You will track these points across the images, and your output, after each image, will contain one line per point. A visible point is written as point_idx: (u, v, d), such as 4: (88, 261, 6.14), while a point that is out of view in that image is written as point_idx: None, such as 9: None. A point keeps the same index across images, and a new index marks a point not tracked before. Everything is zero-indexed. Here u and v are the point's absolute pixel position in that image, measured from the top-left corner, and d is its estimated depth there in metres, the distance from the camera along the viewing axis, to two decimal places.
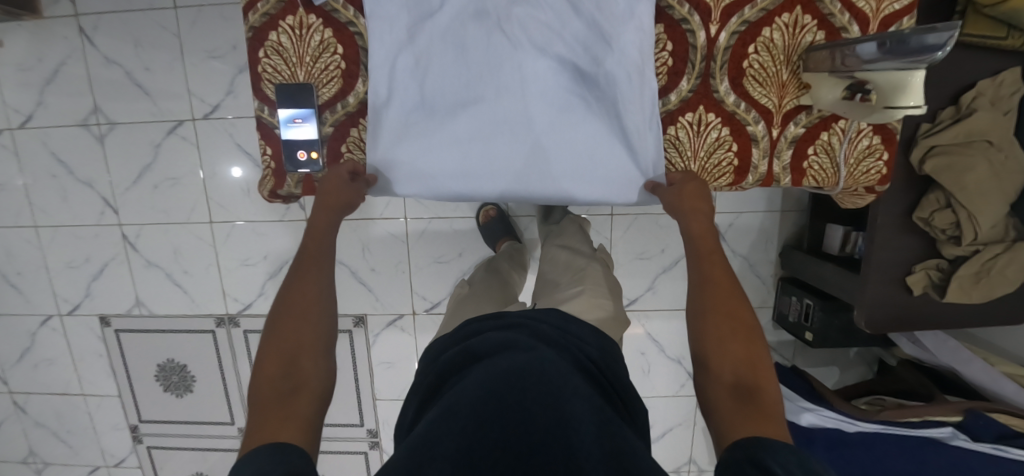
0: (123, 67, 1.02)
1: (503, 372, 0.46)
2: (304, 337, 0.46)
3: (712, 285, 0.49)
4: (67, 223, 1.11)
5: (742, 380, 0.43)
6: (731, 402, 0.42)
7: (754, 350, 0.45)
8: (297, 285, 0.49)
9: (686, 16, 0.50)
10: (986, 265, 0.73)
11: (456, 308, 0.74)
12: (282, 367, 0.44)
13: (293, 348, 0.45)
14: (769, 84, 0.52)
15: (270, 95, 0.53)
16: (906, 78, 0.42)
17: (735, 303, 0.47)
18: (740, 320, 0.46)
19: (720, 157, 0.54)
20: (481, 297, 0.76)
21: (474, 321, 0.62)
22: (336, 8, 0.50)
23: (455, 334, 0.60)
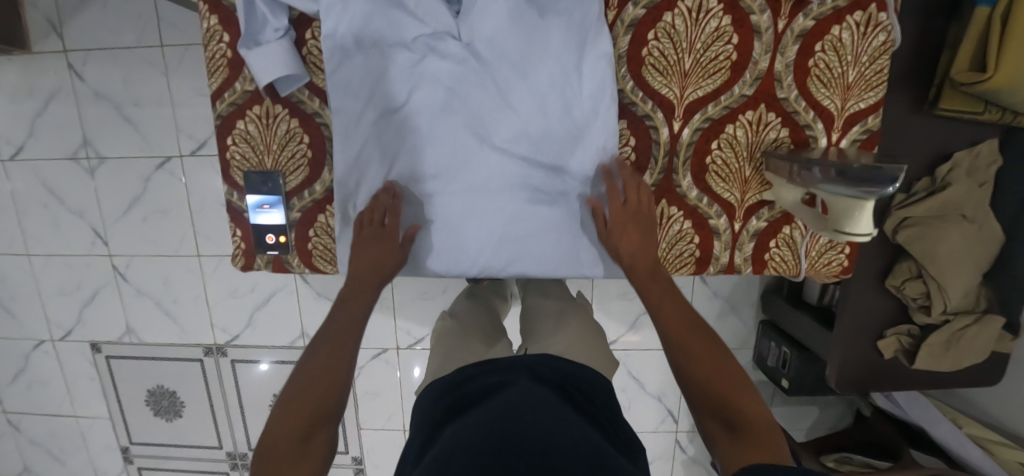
0: (112, 102, 1.03)
1: (499, 413, 0.43)
2: (323, 407, 0.45)
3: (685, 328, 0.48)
4: (58, 252, 1.12)
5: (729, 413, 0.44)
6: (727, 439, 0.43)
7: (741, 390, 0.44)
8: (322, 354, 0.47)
9: (649, 112, 0.51)
10: (955, 334, 0.74)
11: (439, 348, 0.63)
12: (294, 435, 0.43)
13: (312, 418, 0.44)
14: (731, 180, 0.52)
15: (238, 181, 0.54)
16: (858, 205, 0.43)
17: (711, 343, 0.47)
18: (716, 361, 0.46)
19: (682, 248, 0.55)
20: (464, 330, 0.66)
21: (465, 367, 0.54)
22: (303, 99, 0.52)
23: (443, 382, 0.53)
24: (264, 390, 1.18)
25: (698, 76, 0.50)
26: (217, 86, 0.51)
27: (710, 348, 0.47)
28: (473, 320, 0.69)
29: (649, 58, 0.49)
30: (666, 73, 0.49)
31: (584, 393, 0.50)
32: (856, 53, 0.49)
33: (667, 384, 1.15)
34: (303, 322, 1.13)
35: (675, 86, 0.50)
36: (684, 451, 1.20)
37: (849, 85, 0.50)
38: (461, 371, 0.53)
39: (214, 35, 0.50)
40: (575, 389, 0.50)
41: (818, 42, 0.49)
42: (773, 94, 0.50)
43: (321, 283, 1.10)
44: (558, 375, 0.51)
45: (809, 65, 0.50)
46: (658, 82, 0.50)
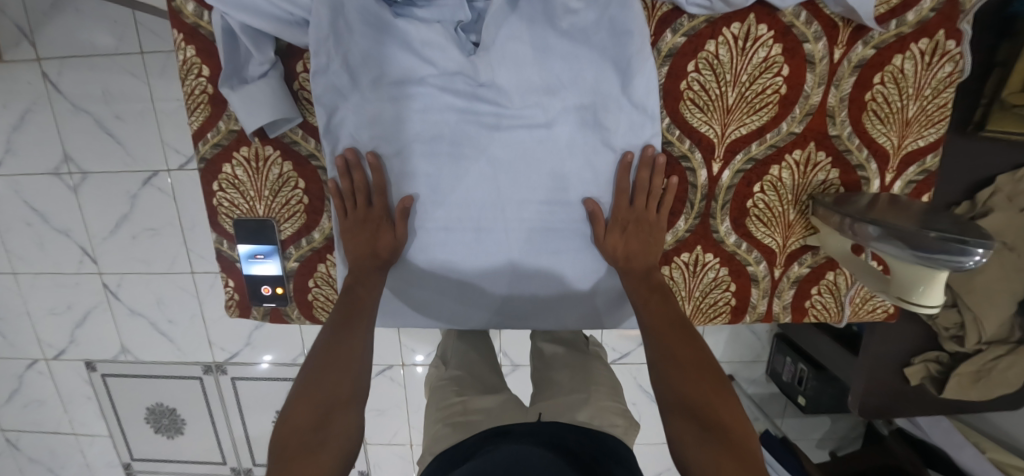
0: (92, 115, 0.97)
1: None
2: (337, 392, 0.40)
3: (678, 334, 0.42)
4: (45, 271, 1.08)
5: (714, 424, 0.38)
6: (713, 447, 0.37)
7: (723, 401, 0.39)
8: (340, 341, 0.43)
9: (686, 152, 0.45)
10: (987, 364, 0.71)
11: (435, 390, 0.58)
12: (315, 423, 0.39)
13: (326, 401, 0.40)
14: (773, 225, 0.48)
15: (228, 229, 0.49)
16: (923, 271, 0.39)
17: (691, 349, 0.41)
18: (691, 364, 0.41)
19: (716, 296, 0.50)
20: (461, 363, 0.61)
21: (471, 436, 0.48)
22: (296, 140, 0.46)
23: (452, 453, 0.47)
24: (267, 406, 1.16)
25: (741, 112, 0.44)
26: (199, 126, 0.46)
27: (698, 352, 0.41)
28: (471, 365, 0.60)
29: (687, 92, 0.43)
30: (707, 110, 0.44)
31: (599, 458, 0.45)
32: (919, 86, 0.44)
33: None
34: (304, 339, 1.09)
35: (716, 124, 0.44)
36: None
37: (908, 121, 0.45)
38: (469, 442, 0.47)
39: (192, 68, 0.44)
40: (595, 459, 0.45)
41: (878, 74, 0.44)
42: (824, 131, 0.45)
43: None
44: (584, 449, 0.46)
45: (866, 100, 0.44)
46: (697, 119, 0.44)
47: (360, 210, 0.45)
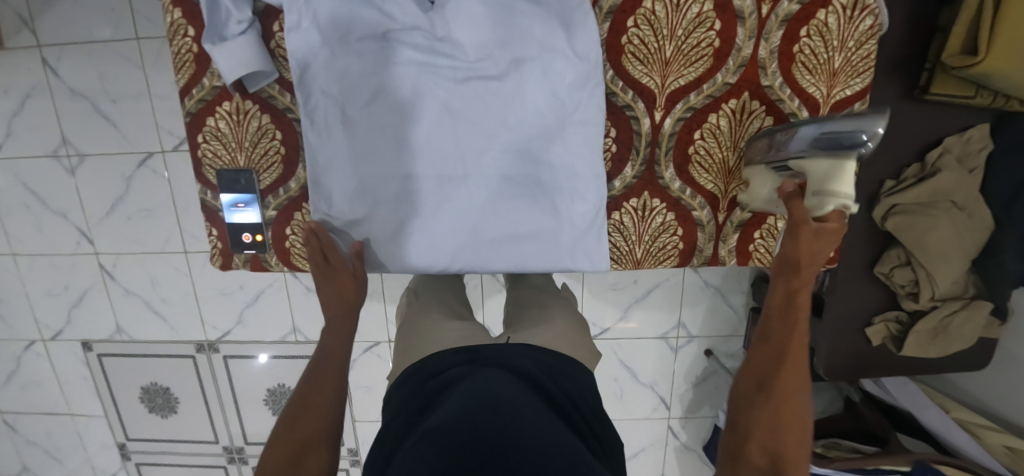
0: (89, 99, 1.01)
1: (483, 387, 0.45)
2: (313, 431, 0.46)
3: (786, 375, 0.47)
4: (43, 252, 1.11)
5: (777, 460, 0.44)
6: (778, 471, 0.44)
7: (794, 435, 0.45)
8: (318, 378, 0.49)
9: (631, 102, 0.49)
10: (944, 321, 0.73)
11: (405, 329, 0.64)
12: (290, 458, 0.44)
13: (304, 439, 0.45)
14: (714, 170, 0.51)
15: (212, 179, 0.53)
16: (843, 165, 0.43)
17: (794, 388, 0.47)
18: (787, 415, 0.46)
19: (665, 241, 0.54)
20: (431, 307, 0.67)
21: (446, 351, 0.56)
22: (273, 94, 0.50)
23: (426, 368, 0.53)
24: (259, 384, 1.19)
25: (679, 64, 0.48)
26: (185, 82, 0.50)
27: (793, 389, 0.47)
28: (439, 295, 0.70)
29: (629, 46, 0.47)
30: (647, 62, 0.48)
31: (551, 377, 0.51)
32: (843, 38, 0.48)
33: (659, 373, 1.15)
34: (294, 316, 1.13)
35: (656, 75, 0.48)
36: (677, 438, 1.20)
37: (834, 71, 0.49)
38: (442, 355, 0.55)
39: (179, 28, 0.48)
40: (547, 377, 0.50)
41: (804, 28, 0.47)
42: (757, 82, 0.49)
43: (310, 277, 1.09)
44: (538, 368, 0.51)
45: (794, 52, 0.48)
46: (639, 71, 0.48)
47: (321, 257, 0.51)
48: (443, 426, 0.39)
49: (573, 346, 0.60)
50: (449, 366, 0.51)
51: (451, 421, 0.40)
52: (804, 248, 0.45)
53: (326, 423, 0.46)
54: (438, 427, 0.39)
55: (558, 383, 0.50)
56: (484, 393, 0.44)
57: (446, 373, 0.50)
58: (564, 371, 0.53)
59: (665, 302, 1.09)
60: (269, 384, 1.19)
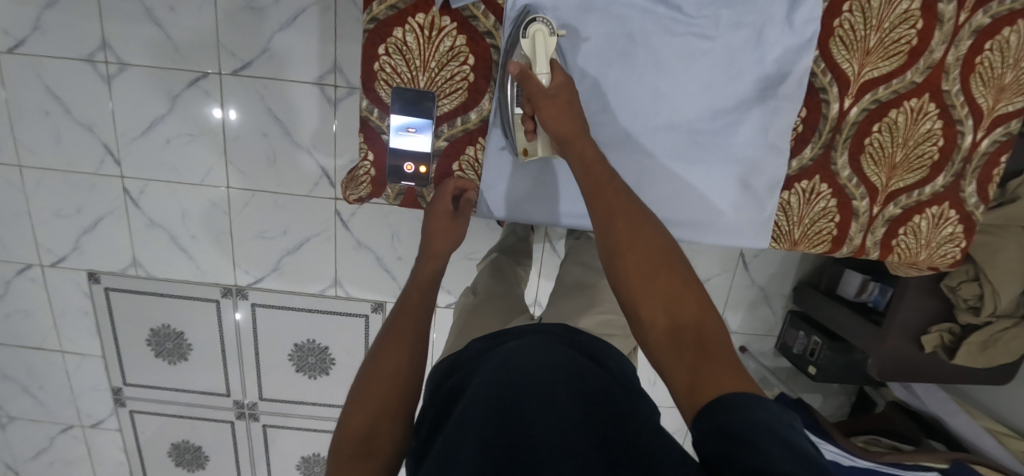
0: (143, 1, 0.91)
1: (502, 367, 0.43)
2: (384, 405, 0.41)
3: (623, 221, 0.39)
4: (57, 168, 0.99)
5: (679, 328, 0.35)
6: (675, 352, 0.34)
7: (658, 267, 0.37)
8: (383, 356, 0.44)
9: (826, 85, 0.50)
10: (994, 335, 0.79)
11: (462, 321, 0.74)
12: (363, 431, 0.39)
13: (373, 412, 0.40)
14: (881, 164, 0.54)
15: (384, 97, 0.49)
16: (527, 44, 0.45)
17: (631, 216, 0.39)
18: (650, 249, 0.38)
19: (822, 226, 0.55)
20: (484, 308, 0.76)
21: (477, 341, 0.55)
22: (477, 15, 0.47)
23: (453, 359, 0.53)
24: (287, 337, 1.12)
25: (879, 56, 0.50)
26: None
27: (632, 217, 0.39)
28: (495, 297, 0.78)
29: (839, 29, 0.49)
30: (851, 48, 0.49)
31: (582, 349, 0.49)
32: (1019, 57, 0.52)
33: None
34: (338, 269, 1.07)
35: (855, 63, 0.50)
36: None
37: (1004, 86, 0.52)
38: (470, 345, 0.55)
39: None
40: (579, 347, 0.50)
41: (988, 41, 0.51)
42: (939, 85, 0.52)
43: (363, 231, 1.04)
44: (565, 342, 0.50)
45: (975, 63, 0.52)
46: (842, 56, 0.49)
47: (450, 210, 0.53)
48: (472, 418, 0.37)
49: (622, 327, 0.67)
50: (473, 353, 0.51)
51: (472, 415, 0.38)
52: (556, 103, 0.44)
53: (398, 394, 0.42)
54: (468, 414, 0.38)
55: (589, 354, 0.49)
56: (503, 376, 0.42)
57: (486, 356, 0.48)
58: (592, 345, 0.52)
59: (711, 297, 1.11)
60: (297, 339, 1.12)
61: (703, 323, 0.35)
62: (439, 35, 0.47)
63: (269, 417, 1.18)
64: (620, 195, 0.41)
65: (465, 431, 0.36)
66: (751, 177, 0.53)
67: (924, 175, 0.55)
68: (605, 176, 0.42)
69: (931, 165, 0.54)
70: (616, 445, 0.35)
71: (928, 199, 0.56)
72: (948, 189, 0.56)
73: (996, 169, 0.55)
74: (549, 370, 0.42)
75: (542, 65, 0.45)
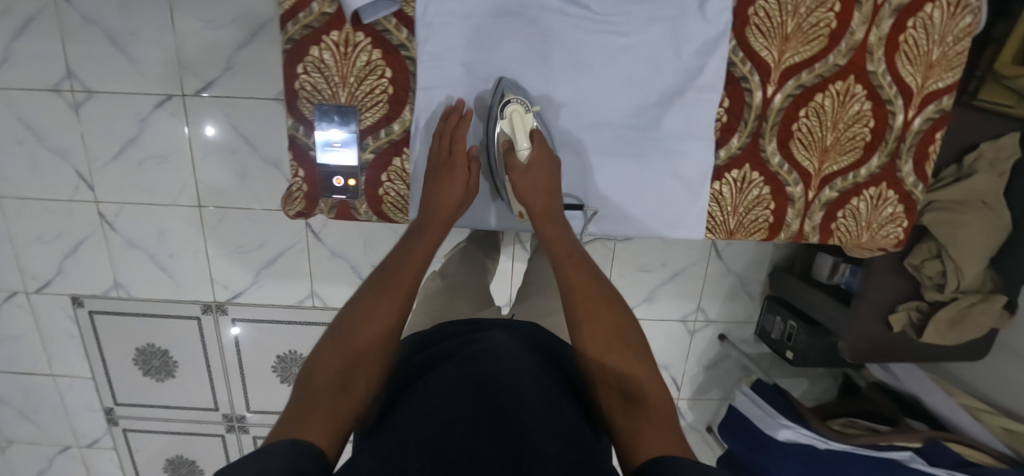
0: (103, 29, 0.92)
1: (475, 355, 0.44)
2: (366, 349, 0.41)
3: (587, 298, 0.45)
4: (34, 197, 1.01)
5: (627, 394, 0.40)
6: (622, 413, 0.40)
7: (613, 341, 0.42)
8: (366, 312, 0.43)
9: (747, 74, 0.50)
10: (963, 311, 0.78)
11: (427, 302, 0.74)
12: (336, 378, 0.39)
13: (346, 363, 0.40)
14: (812, 148, 0.53)
15: (307, 115, 0.50)
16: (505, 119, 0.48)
17: (592, 291, 0.45)
18: (606, 323, 0.43)
19: (757, 214, 0.55)
20: (451, 291, 0.76)
21: (450, 324, 0.56)
22: (389, 29, 0.47)
23: (425, 336, 0.54)
24: (269, 349, 1.14)
25: (797, 42, 0.50)
26: (292, 5, 0.46)
27: (594, 291, 0.45)
28: (464, 283, 0.79)
29: (755, 17, 0.48)
30: (768, 35, 0.49)
31: (550, 348, 0.50)
32: (943, 33, 0.51)
33: (673, 355, 1.17)
34: (314, 279, 1.08)
35: (774, 50, 0.50)
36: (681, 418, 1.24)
37: (931, 63, 0.52)
38: (444, 326, 0.56)
39: None
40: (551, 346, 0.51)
41: (911, 19, 0.51)
42: (864, 66, 0.51)
43: (336, 241, 1.05)
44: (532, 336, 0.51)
45: (899, 41, 0.51)
46: (760, 44, 0.49)
47: (444, 156, 0.49)
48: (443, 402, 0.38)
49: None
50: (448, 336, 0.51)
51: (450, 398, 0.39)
52: (533, 181, 0.49)
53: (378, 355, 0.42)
54: (432, 409, 0.38)
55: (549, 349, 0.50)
56: (480, 367, 0.42)
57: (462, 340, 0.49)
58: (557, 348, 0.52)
59: (687, 287, 1.10)
60: (279, 351, 1.14)
61: (650, 389, 0.40)
62: (354, 50, 0.48)
63: (259, 428, 1.20)
64: (578, 270, 0.46)
65: (428, 420, 0.37)
66: (684, 170, 0.52)
67: (858, 156, 0.54)
68: (569, 254, 0.48)
69: (864, 146, 0.54)
70: (590, 455, 0.37)
71: (864, 180, 0.55)
72: (884, 170, 0.55)
73: (931, 146, 0.55)
74: (530, 373, 0.42)
75: (522, 142, 0.48)
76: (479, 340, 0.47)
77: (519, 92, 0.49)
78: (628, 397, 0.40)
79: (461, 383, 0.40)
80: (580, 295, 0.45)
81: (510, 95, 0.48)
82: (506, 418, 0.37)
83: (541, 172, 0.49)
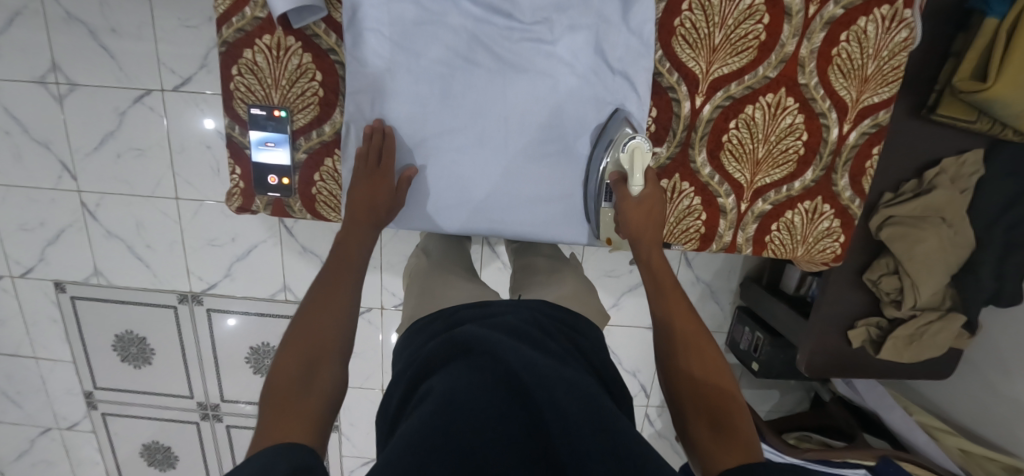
0: (86, 25, 0.95)
1: (485, 350, 0.41)
2: (329, 339, 0.41)
3: (682, 318, 0.44)
4: (19, 185, 1.05)
5: (711, 409, 0.38)
6: (704, 425, 0.37)
7: (709, 357, 0.41)
8: (317, 317, 0.42)
9: (674, 84, 0.51)
10: (921, 329, 0.77)
11: (416, 285, 0.66)
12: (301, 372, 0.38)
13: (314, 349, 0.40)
14: (744, 160, 0.53)
15: (242, 114, 0.52)
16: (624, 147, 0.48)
17: (685, 313, 0.45)
18: (699, 342, 0.42)
19: (688, 224, 0.56)
20: (441, 267, 0.69)
21: (460, 306, 0.55)
22: (318, 33, 0.49)
23: (437, 327, 0.51)
24: (242, 340, 1.16)
25: (725, 53, 0.50)
26: (225, 9, 0.48)
27: (686, 310, 0.45)
28: (453, 261, 0.71)
29: (680, 28, 0.49)
30: (695, 46, 0.49)
31: (571, 334, 0.50)
32: (878, 47, 0.51)
33: (643, 362, 1.17)
34: (286, 273, 1.10)
35: (701, 61, 0.50)
36: (653, 425, 1.23)
37: (866, 78, 0.51)
38: (455, 308, 0.55)
39: None
40: (555, 328, 0.49)
41: (844, 32, 0.50)
42: (795, 79, 0.51)
43: (307, 236, 1.06)
44: (526, 318, 0.48)
45: (832, 55, 0.51)
46: (686, 54, 0.49)
47: (369, 169, 0.49)
48: (454, 396, 0.36)
49: (590, 299, 0.62)
50: (462, 322, 0.49)
51: (462, 392, 0.36)
52: (647, 206, 0.49)
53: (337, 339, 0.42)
54: (453, 399, 0.35)
55: (573, 342, 0.48)
56: (501, 363, 0.39)
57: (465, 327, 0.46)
58: (575, 327, 0.52)
59: None
60: (252, 342, 1.16)
61: (731, 403, 0.38)
62: (283, 53, 0.49)
63: (232, 417, 1.22)
64: (676, 292, 0.46)
65: (459, 415, 0.34)
66: None
67: (791, 170, 0.54)
68: (670, 278, 0.47)
69: (798, 160, 0.54)
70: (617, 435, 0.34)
71: (799, 194, 0.55)
72: (820, 184, 0.55)
73: (868, 161, 0.55)
74: (547, 360, 0.40)
75: (637, 178, 0.47)
76: (472, 329, 0.45)
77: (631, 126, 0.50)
78: (711, 412, 0.38)
79: (476, 376, 0.38)
80: (675, 314, 0.44)
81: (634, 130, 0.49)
82: (538, 417, 0.36)
83: (650, 194, 0.49)
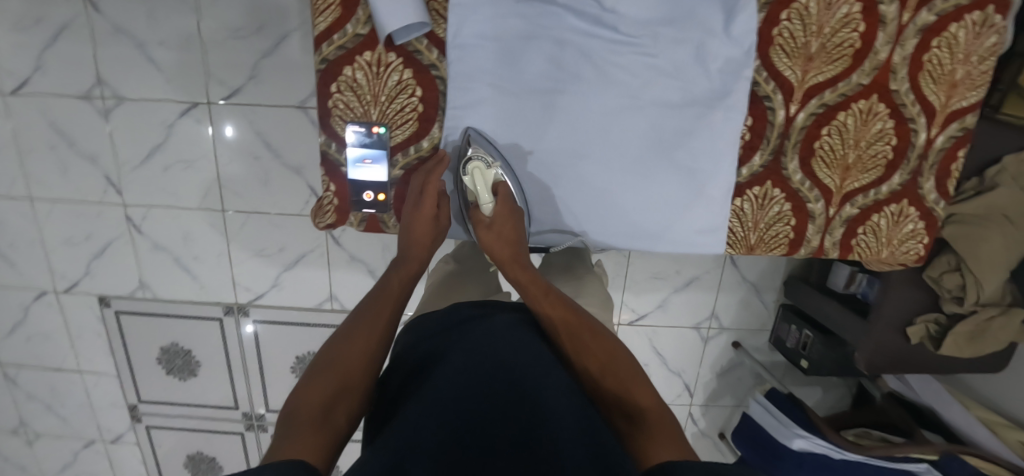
0: (133, 38, 0.95)
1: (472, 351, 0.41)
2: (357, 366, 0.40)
3: (570, 328, 0.45)
4: (66, 200, 1.05)
5: (627, 412, 0.40)
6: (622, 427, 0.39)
7: (613, 362, 0.42)
8: (354, 345, 0.42)
9: (770, 93, 0.51)
10: (981, 324, 0.78)
11: (437, 288, 0.68)
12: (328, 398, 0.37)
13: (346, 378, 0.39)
14: (834, 166, 0.54)
15: (339, 131, 0.52)
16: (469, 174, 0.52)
17: (579, 323, 0.45)
18: (599, 351, 0.43)
19: (778, 229, 0.57)
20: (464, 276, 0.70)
21: (463, 305, 0.54)
22: (420, 49, 0.49)
23: (435, 323, 0.51)
24: (287, 350, 1.16)
25: (821, 61, 0.50)
26: (326, 26, 0.48)
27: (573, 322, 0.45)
28: (475, 270, 0.73)
29: (779, 38, 0.49)
30: (792, 56, 0.50)
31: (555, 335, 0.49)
32: (968, 52, 0.50)
33: (687, 362, 1.18)
34: (333, 282, 1.10)
35: (798, 70, 0.50)
36: (694, 424, 1.24)
37: (955, 82, 0.51)
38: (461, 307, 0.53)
39: None
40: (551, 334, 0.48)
41: (935, 38, 0.50)
42: (887, 85, 0.52)
43: (354, 245, 1.07)
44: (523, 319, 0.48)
45: (923, 61, 0.51)
46: (783, 64, 0.50)
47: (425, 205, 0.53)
48: (437, 400, 0.36)
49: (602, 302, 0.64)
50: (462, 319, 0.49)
51: (444, 397, 0.36)
52: (507, 233, 0.51)
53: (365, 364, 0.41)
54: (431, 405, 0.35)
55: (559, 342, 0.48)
56: (490, 361, 0.40)
57: (461, 330, 0.47)
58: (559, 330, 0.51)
59: (700, 294, 1.10)
60: (298, 352, 1.17)
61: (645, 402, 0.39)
62: (385, 69, 0.49)
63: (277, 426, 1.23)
64: (559, 303, 0.47)
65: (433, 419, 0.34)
66: (713, 190, 0.55)
67: (879, 174, 0.55)
68: (546, 291, 0.48)
69: (886, 164, 0.55)
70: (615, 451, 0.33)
71: (885, 197, 0.56)
72: (906, 187, 0.56)
73: (954, 163, 0.55)
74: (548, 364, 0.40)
75: (485, 198, 0.52)
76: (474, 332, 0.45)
77: (484, 145, 0.52)
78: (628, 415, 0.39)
79: (453, 378, 0.38)
80: (564, 324, 0.45)
81: (473, 151, 0.51)
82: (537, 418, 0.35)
83: (503, 216, 0.51)
